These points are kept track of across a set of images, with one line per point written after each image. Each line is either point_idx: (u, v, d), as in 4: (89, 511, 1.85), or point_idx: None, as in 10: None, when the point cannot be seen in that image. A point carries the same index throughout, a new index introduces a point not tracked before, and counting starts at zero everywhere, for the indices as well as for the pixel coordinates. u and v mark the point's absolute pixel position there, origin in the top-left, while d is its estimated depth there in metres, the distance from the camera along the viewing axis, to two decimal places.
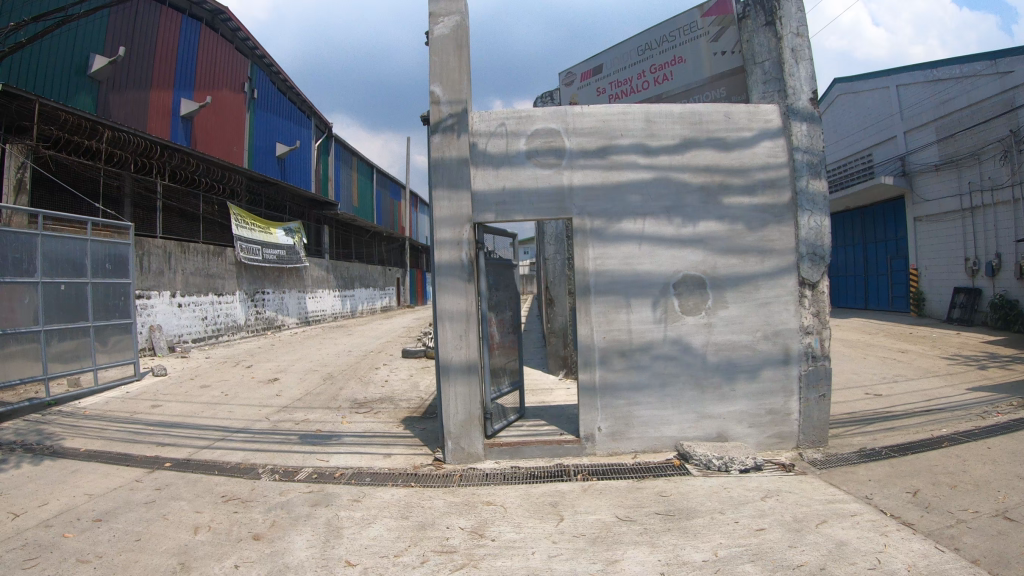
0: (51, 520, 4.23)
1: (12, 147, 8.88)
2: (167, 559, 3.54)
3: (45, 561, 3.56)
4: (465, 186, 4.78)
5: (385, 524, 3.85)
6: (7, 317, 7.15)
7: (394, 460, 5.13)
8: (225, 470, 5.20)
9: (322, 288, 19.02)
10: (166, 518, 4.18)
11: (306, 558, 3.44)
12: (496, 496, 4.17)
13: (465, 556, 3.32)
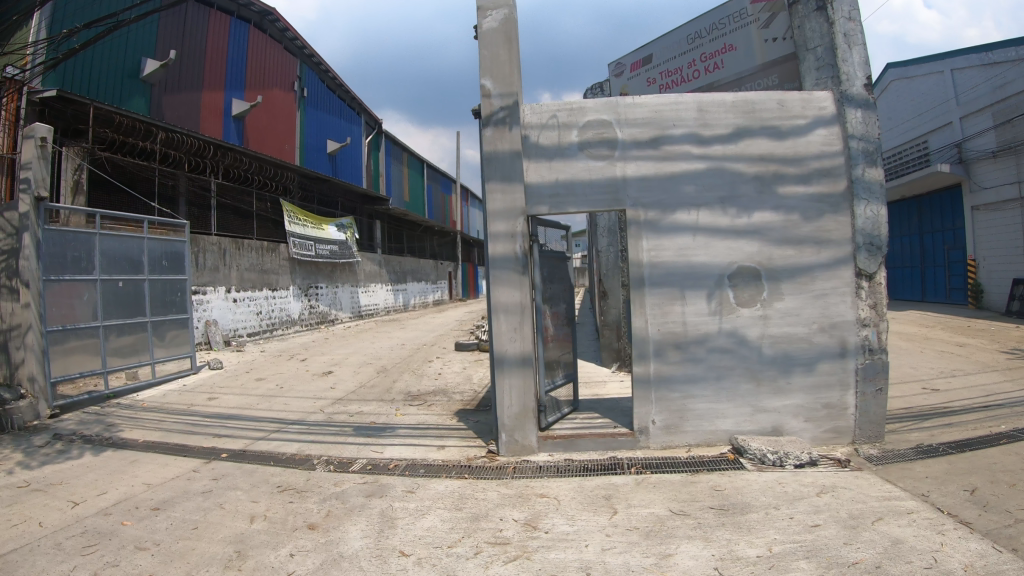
0: (110, 508, 4.36)
1: (69, 151, 9.19)
2: (224, 547, 3.63)
3: (104, 548, 3.68)
4: (518, 179, 4.78)
5: (439, 515, 3.88)
6: (67, 313, 7.41)
7: (449, 452, 5.17)
8: (281, 461, 5.30)
9: (375, 282, 19.23)
10: (224, 507, 4.28)
11: (360, 548, 3.49)
12: (550, 488, 4.17)
13: (518, 548, 3.33)
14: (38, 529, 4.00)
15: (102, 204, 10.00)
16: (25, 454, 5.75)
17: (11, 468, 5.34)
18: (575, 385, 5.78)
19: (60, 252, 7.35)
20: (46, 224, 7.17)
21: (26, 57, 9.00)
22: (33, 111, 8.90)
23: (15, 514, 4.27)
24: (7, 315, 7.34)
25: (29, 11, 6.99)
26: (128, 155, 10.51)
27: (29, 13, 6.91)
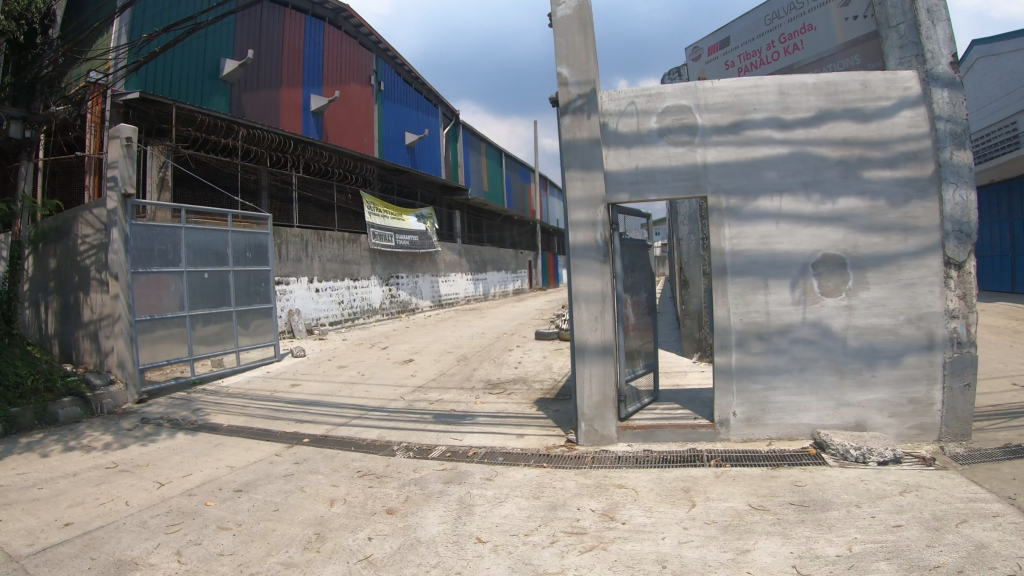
0: (195, 489, 4.54)
1: (153, 149, 9.60)
2: (303, 529, 3.73)
3: (188, 527, 3.83)
4: (598, 166, 4.79)
5: (517, 503, 3.91)
6: (155, 303, 7.73)
7: (528, 441, 5.20)
8: (362, 447, 5.43)
9: (455, 272, 19.42)
10: (304, 490, 4.41)
11: (437, 533, 3.54)
12: (628, 479, 4.15)
13: (595, 538, 3.33)
14: (125, 507, 4.20)
15: (188, 199, 10.47)
16: (116, 436, 6.05)
17: (106, 448, 5.64)
18: (655, 375, 5.72)
19: (147, 246, 7.67)
20: (134, 219, 7.52)
21: (109, 62, 9.44)
22: (118, 112, 9.33)
23: (104, 493, 4.48)
24: (98, 305, 7.73)
25: (111, 18, 7.28)
26: (212, 151, 10.92)
27: (110, 19, 7.18)
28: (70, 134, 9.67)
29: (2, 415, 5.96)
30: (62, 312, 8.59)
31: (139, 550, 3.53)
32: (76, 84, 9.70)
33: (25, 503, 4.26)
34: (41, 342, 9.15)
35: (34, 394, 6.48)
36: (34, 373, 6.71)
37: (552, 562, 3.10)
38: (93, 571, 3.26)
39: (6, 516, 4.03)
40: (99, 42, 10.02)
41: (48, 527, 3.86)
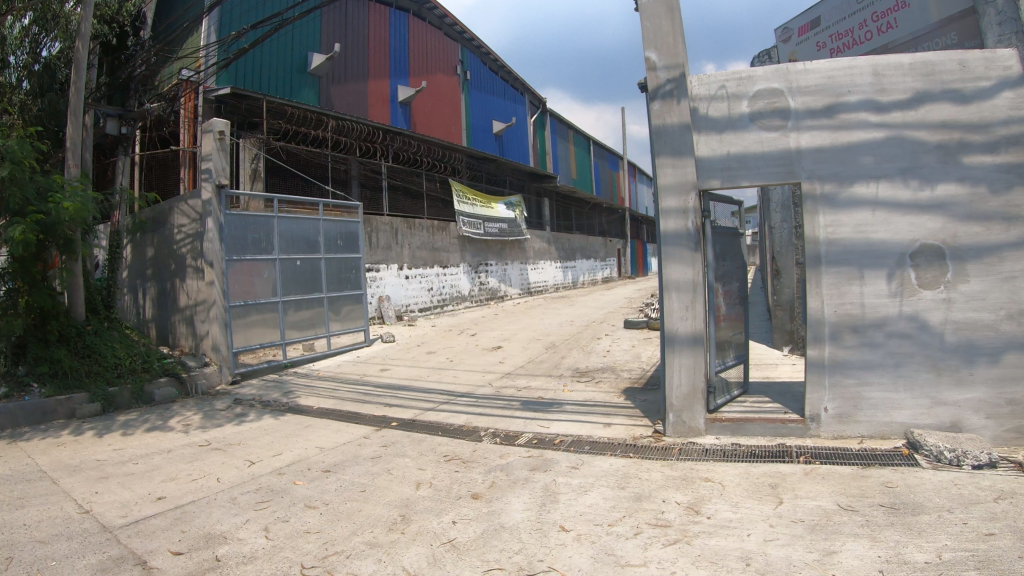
0: (285, 468, 4.72)
1: (245, 142, 9.96)
2: (389, 511, 3.83)
3: (277, 504, 3.99)
4: (689, 153, 4.72)
5: (602, 493, 3.92)
6: (249, 289, 8.02)
7: (616, 430, 5.19)
8: (450, 431, 5.54)
9: (544, 259, 19.28)
10: (391, 473, 4.53)
11: (522, 520, 3.60)
12: (714, 472, 4.10)
13: (679, 531, 3.31)
14: (217, 483, 4.39)
15: (279, 188, 10.85)
16: (207, 415, 6.33)
17: (200, 427, 5.90)
18: (747, 366, 5.55)
19: (241, 235, 7.96)
20: (228, 209, 7.81)
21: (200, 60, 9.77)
22: (211, 107, 9.69)
23: (198, 469, 4.70)
24: (194, 291, 8.09)
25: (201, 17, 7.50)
26: (303, 142, 11.25)
27: (203, 17, 7.47)
28: (166, 129, 10.19)
29: (102, 393, 6.36)
30: (159, 298, 9.00)
31: (228, 525, 3.68)
32: (168, 83, 10.12)
33: (122, 476, 4.51)
34: (140, 326, 9.62)
35: (132, 374, 6.84)
36: (133, 355, 7.05)
37: (634, 554, 3.09)
38: (185, 543, 3.43)
39: (105, 488, 4.27)
40: (189, 41, 10.44)
41: (143, 500, 4.08)
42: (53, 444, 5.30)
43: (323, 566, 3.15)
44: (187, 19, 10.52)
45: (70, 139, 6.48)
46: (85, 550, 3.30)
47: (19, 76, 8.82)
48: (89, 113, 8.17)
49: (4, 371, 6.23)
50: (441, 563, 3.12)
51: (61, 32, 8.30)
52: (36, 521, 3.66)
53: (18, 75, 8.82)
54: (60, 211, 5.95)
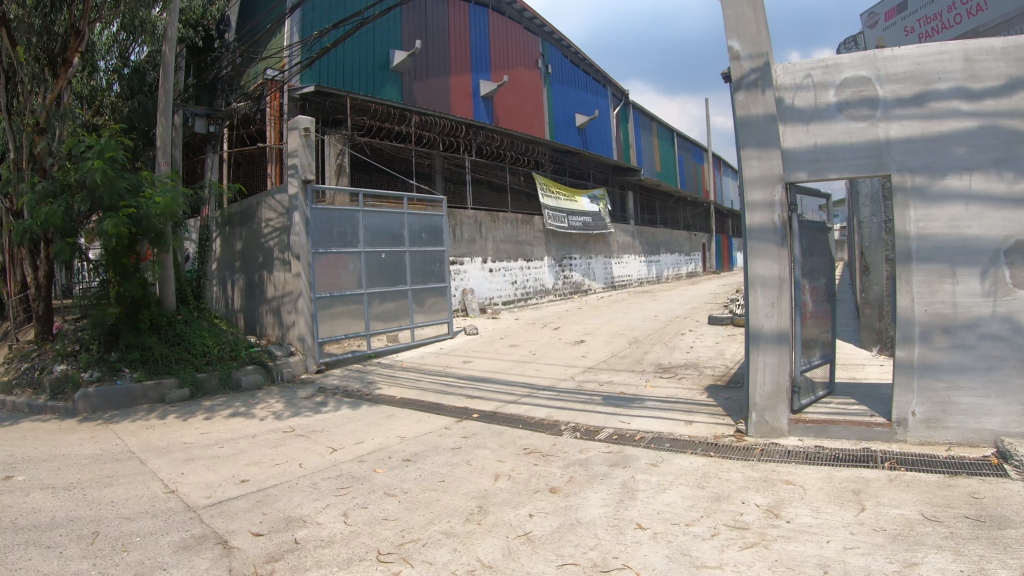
0: (366, 456, 4.84)
1: (330, 138, 10.26)
2: (467, 501, 3.88)
3: (356, 491, 4.10)
4: (775, 144, 4.57)
5: (682, 491, 3.85)
6: (335, 281, 8.28)
7: (697, 428, 5.08)
8: (530, 425, 5.56)
9: (628, 253, 19.05)
10: (470, 464, 4.58)
11: (599, 516, 3.57)
12: (796, 475, 3.96)
13: (757, 534, 3.21)
14: (299, 469, 4.55)
15: (363, 183, 11.13)
16: (290, 404, 6.55)
17: (283, 414, 6.12)
18: (833, 366, 5.32)
19: (328, 228, 8.23)
20: (314, 203, 8.08)
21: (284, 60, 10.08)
22: (296, 105, 10.00)
23: (282, 455, 4.88)
24: (281, 283, 8.39)
25: (282, 19, 7.77)
26: (388, 138, 11.49)
27: (287, 17, 7.70)
28: (252, 127, 10.61)
29: (190, 379, 6.70)
30: (248, 290, 9.37)
31: (309, 509, 3.81)
32: (254, 82, 10.62)
33: (208, 459, 4.73)
34: (229, 316, 10.03)
35: (220, 361, 7.19)
36: (221, 343, 7.40)
37: (711, 556, 3.02)
38: (266, 525, 3.56)
39: (191, 470, 4.48)
40: (273, 42, 10.75)
41: (227, 482, 4.26)
42: (143, 427, 5.60)
43: (399, 552, 3.21)
44: (271, 19, 10.97)
45: (160, 138, 6.84)
46: (169, 528, 3.48)
47: (109, 79, 9.63)
48: (178, 112, 8.78)
49: (98, 357, 6.66)
50: (516, 556, 3.14)
51: (148, 37, 8.88)
52: (124, 499, 3.88)
53: (109, 79, 9.63)
54: (152, 204, 6.31)
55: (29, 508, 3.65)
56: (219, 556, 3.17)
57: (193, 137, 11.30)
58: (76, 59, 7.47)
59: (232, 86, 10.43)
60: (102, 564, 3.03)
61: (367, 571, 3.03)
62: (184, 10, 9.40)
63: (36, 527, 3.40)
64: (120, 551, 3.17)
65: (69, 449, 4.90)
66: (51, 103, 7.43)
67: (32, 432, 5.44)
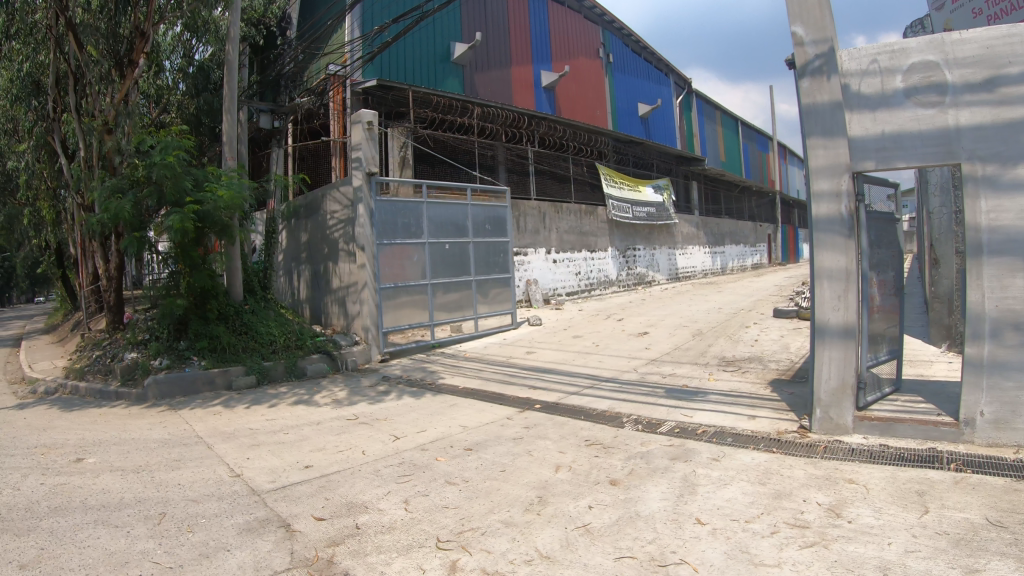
0: (427, 444, 4.91)
1: (394, 131, 10.41)
2: (527, 492, 3.90)
3: (417, 478, 4.17)
4: (841, 132, 4.43)
5: (742, 487, 3.79)
6: (399, 272, 8.43)
7: (760, 423, 4.98)
8: (592, 416, 5.55)
9: (693, 244, 18.74)
10: (531, 454, 4.60)
11: (657, 510, 3.54)
12: (859, 474, 3.84)
13: (817, 534, 3.13)
14: (361, 456, 4.65)
15: (426, 175, 11.25)
16: (352, 392, 6.70)
17: (345, 402, 6.26)
18: (901, 362, 5.12)
19: (392, 220, 8.37)
20: (378, 196, 8.22)
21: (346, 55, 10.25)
22: (359, 99, 10.18)
23: (345, 442, 4.99)
24: (346, 274, 8.58)
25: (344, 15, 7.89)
26: (451, 130, 11.58)
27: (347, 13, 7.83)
28: (316, 121, 10.88)
29: (257, 367, 6.92)
30: (314, 280, 9.59)
31: (370, 495, 3.89)
32: (316, 78, 10.76)
33: (273, 445, 4.88)
34: (296, 307, 10.29)
35: (286, 350, 7.41)
36: (287, 333, 7.64)
37: (769, 554, 2.96)
38: (327, 510, 3.66)
39: (257, 455, 4.63)
40: (334, 37, 10.91)
41: (291, 467, 4.39)
42: (211, 413, 5.81)
43: (458, 540, 3.26)
44: (331, 16, 11.18)
45: (226, 133, 7.09)
46: (234, 511, 3.61)
47: (176, 78, 9.96)
48: (244, 108, 9.01)
49: (167, 346, 6.99)
50: (574, 547, 3.14)
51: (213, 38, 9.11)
52: (192, 482, 4.05)
53: (175, 77, 9.96)
54: (216, 198, 6.48)
55: (100, 489, 3.84)
56: (281, 539, 3.27)
57: (258, 132, 11.61)
58: (141, 58, 7.85)
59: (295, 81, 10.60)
60: (167, 544, 3.16)
61: (426, 557, 3.08)
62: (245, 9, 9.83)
63: (107, 506, 3.57)
64: (185, 532, 3.30)
65: (139, 433, 5.12)
66: (119, 103, 7.81)
67: (104, 416, 5.70)
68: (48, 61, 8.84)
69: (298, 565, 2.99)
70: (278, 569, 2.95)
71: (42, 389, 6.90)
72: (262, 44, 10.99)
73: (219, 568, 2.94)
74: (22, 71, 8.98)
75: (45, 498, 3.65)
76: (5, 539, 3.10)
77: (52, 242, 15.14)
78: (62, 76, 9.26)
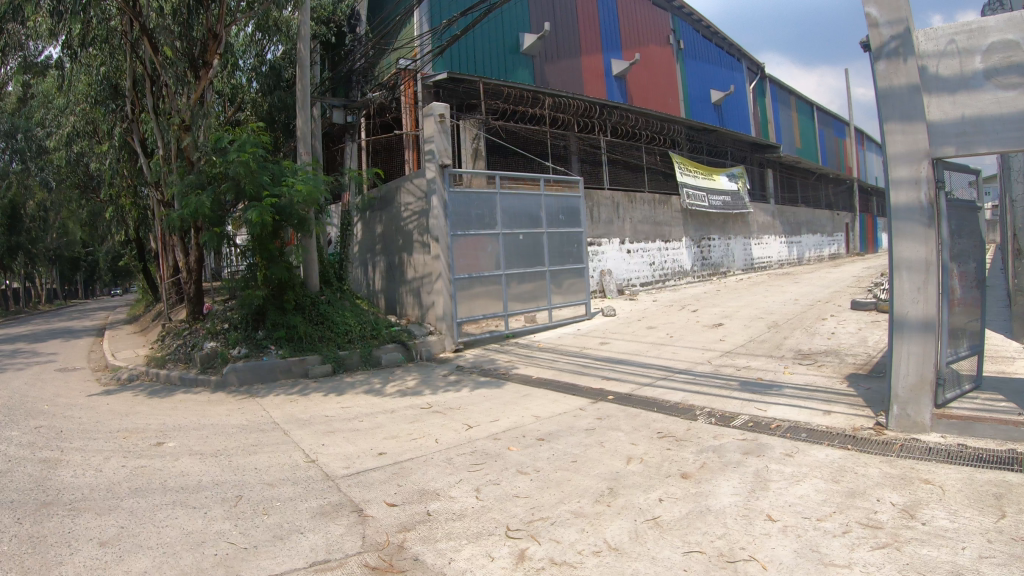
0: (500, 434, 4.96)
1: (466, 123, 10.53)
2: (598, 483, 3.90)
3: (489, 467, 4.22)
4: (920, 116, 4.22)
5: (815, 485, 3.68)
6: (474, 263, 8.52)
7: (836, 418, 4.82)
8: (665, 408, 5.48)
9: (769, 234, 18.25)
10: (603, 445, 4.59)
11: (728, 505, 3.49)
12: (935, 474, 3.68)
13: (889, 535, 3.02)
14: (434, 444, 4.73)
15: (500, 166, 11.30)
16: (424, 381, 6.83)
17: (414, 391, 6.38)
18: (982, 359, 4.86)
19: (466, 211, 8.46)
20: (452, 187, 8.31)
21: (416, 49, 10.41)
22: (430, 93, 10.31)
23: (420, 430, 5.09)
24: (420, 265, 8.73)
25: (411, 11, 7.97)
26: (522, 121, 11.59)
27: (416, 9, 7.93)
28: (389, 115, 11.11)
29: (333, 356, 7.14)
30: (388, 272, 9.79)
31: (442, 483, 3.96)
32: (387, 72, 11.01)
33: (347, 432, 5.02)
34: (371, 297, 10.55)
35: (361, 340, 7.62)
36: (362, 323, 7.84)
37: (839, 554, 2.88)
38: (399, 496, 3.75)
39: (332, 441, 4.77)
40: (403, 32, 11.08)
41: (365, 454, 4.51)
42: (288, 400, 6.02)
43: (527, 529, 3.28)
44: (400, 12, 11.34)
45: (300, 129, 7.29)
46: (308, 495, 3.73)
47: (249, 77, 10.39)
48: (317, 105, 9.34)
49: (246, 335, 7.32)
50: (642, 540, 3.12)
51: (284, 36, 9.39)
52: (269, 466, 4.21)
53: (248, 76, 10.39)
54: (294, 192, 6.70)
55: (180, 471, 4.03)
56: (354, 524, 3.37)
57: (330, 127, 11.89)
58: (215, 59, 8.09)
59: (366, 78, 10.97)
60: (243, 525, 3.30)
61: (495, 545, 3.12)
62: (315, 8, 10.20)
63: (185, 489, 3.75)
64: (260, 514, 3.44)
65: (218, 419, 5.35)
66: (195, 104, 8.16)
67: (184, 403, 5.98)
68: (124, 65, 9.24)
69: (369, 549, 3.08)
70: (349, 553, 3.04)
71: (125, 376, 7.30)
72: (333, 42, 11.27)
73: (293, 549, 3.05)
74: (100, 76, 9.40)
75: (127, 479, 3.86)
76: (89, 518, 3.30)
77: (135, 237, 15.89)
78: (138, 78, 9.65)
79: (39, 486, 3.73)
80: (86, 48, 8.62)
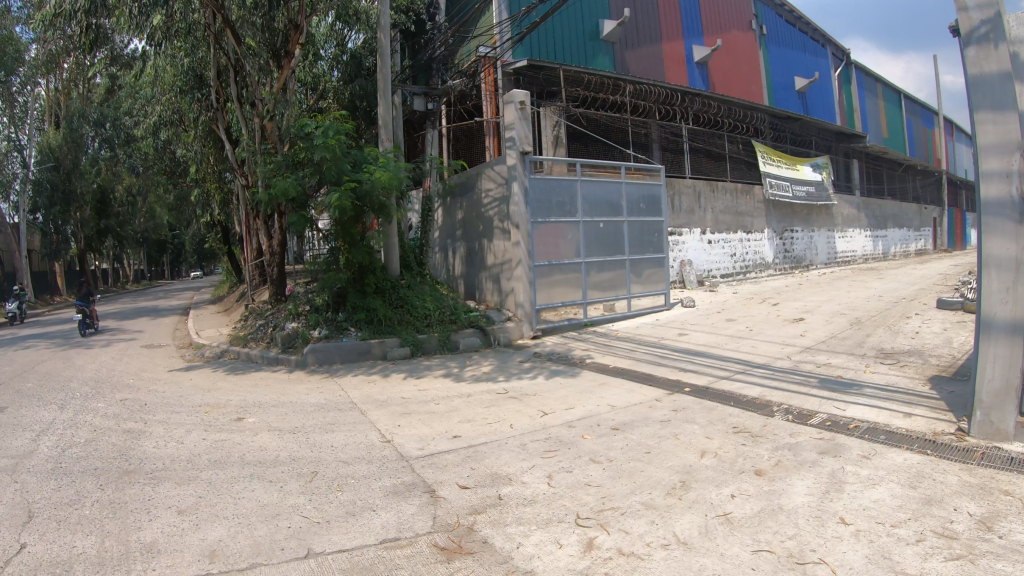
0: (574, 422, 4.98)
1: (545, 110, 10.54)
2: (670, 475, 3.88)
3: (562, 455, 4.26)
4: (1012, 106, 4.00)
5: (891, 489, 3.56)
6: (553, 250, 8.55)
7: (916, 422, 4.63)
8: (741, 403, 5.39)
9: (854, 227, 17.56)
10: (677, 438, 4.55)
11: (801, 504, 3.42)
12: (1016, 485, 3.51)
13: (964, 546, 2.90)
14: (508, 429, 4.79)
15: (580, 154, 11.28)
16: (499, 367, 6.92)
17: (487, 377, 6.47)
18: None
19: (547, 198, 8.48)
20: (532, 174, 8.34)
21: (495, 37, 10.49)
22: (511, 80, 10.36)
23: (494, 415, 5.16)
24: (500, 251, 8.81)
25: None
26: (603, 108, 11.51)
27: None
28: (469, 103, 11.20)
29: (411, 339, 7.32)
30: (468, 257, 9.92)
31: (515, 468, 4.02)
32: (466, 60, 11.13)
33: (423, 414, 5.14)
34: (450, 282, 10.72)
35: (439, 324, 7.79)
36: (441, 308, 8.00)
37: (911, 562, 2.79)
38: (471, 479, 3.83)
39: (407, 423, 4.90)
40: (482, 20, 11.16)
41: (440, 436, 4.62)
42: (366, 381, 6.21)
43: (597, 518, 3.31)
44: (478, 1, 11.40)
45: (382, 117, 7.46)
46: (382, 474, 3.86)
47: (330, 65, 10.74)
48: (398, 93, 9.55)
49: (328, 317, 7.59)
50: (711, 536, 3.10)
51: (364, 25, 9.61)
52: (345, 444, 4.37)
53: (330, 64, 10.74)
54: (375, 178, 6.87)
55: (258, 446, 4.23)
56: (425, 504, 3.47)
57: (412, 114, 12.10)
58: (297, 49, 8.46)
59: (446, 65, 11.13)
60: (317, 500, 3.45)
61: (563, 532, 3.16)
62: None
63: (263, 463, 3.93)
64: (335, 490, 3.59)
65: (298, 398, 5.57)
66: (277, 92, 8.49)
67: (266, 380, 6.26)
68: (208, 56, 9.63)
69: (439, 529, 3.17)
70: (419, 532, 3.14)
71: (210, 353, 7.71)
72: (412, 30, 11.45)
73: (364, 526, 3.17)
74: (187, 66, 9.81)
75: (207, 452, 4.08)
76: (170, 486, 3.51)
77: (220, 220, 16.60)
78: (222, 68, 10.06)
79: (124, 455, 3.98)
80: (172, 40, 9.02)
